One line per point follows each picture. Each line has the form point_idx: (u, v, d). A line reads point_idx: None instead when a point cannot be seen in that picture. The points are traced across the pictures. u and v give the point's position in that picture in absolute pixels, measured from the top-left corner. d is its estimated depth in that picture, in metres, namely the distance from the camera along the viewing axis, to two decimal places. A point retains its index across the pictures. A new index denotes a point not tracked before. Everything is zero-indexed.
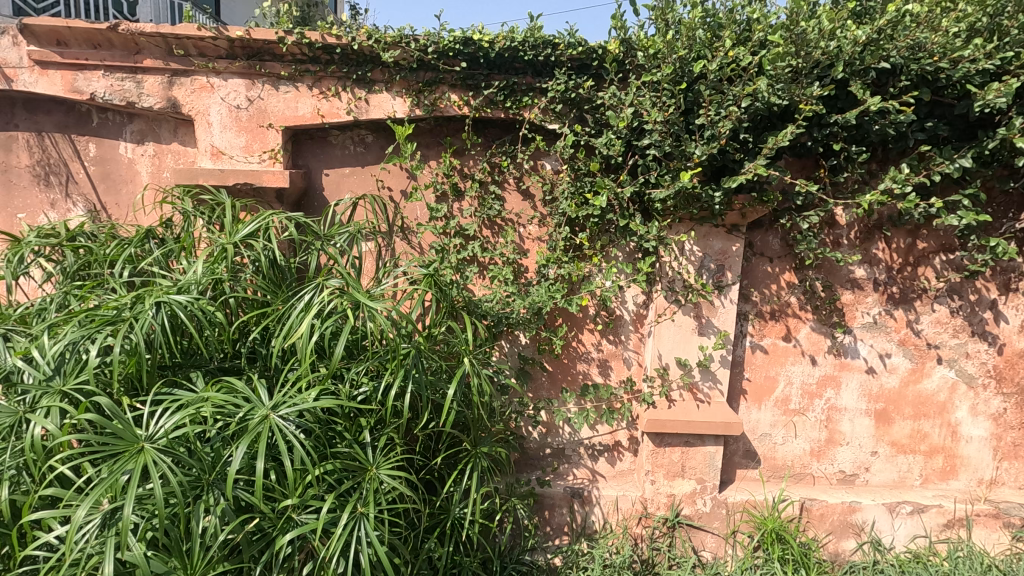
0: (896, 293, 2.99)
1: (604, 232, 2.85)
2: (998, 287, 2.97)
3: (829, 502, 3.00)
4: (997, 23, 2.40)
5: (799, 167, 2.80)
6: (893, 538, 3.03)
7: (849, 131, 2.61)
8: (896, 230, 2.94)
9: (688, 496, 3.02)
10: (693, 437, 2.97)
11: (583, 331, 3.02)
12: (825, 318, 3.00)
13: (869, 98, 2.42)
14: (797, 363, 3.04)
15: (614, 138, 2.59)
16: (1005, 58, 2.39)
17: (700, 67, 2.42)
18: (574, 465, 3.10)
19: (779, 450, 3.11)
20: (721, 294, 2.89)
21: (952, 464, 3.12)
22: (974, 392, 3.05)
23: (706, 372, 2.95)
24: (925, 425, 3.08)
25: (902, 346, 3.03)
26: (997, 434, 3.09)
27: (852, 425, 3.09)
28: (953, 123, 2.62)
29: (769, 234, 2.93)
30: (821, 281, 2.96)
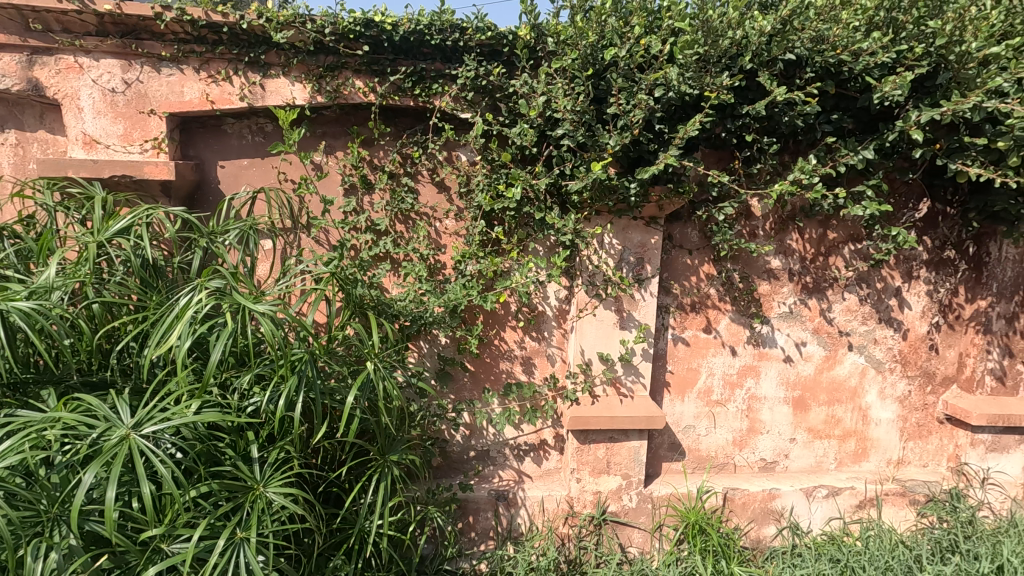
0: (810, 283, 3.06)
1: (522, 226, 2.76)
2: (902, 275, 3.09)
3: (750, 491, 3.03)
4: (893, 17, 2.46)
5: (715, 159, 2.80)
6: (810, 521, 3.10)
7: (760, 122, 2.63)
8: (808, 221, 3.00)
9: (614, 492, 2.97)
10: (618, 432, 2.92)
11: (504, 329, 2.92)
12: (743, 309, 3.03)
13: (776, 88, 2.44)
14: (718, 354, 3.05)
15: (527, 127, 2.52)
16: (900, 52, 2.45)
17: (611, 54, 2.37)
18: (499, 466, 3.02)
19: (703, 441, 3.13)
20: (641, 287, 2.85)
21: (863, 447, 3.22)
22: (882, 376, 3.16)
23: (629, 367, 2.91)
24: (839, 410, 3.17)
25: (816, 335, 3.09)
26: (903, 416, 3.22)
27: (771, 413, 3.14)
28: (857, 116, 2.68)
29: (687, 226, 2.92)
30: (738, 272, 2.98)
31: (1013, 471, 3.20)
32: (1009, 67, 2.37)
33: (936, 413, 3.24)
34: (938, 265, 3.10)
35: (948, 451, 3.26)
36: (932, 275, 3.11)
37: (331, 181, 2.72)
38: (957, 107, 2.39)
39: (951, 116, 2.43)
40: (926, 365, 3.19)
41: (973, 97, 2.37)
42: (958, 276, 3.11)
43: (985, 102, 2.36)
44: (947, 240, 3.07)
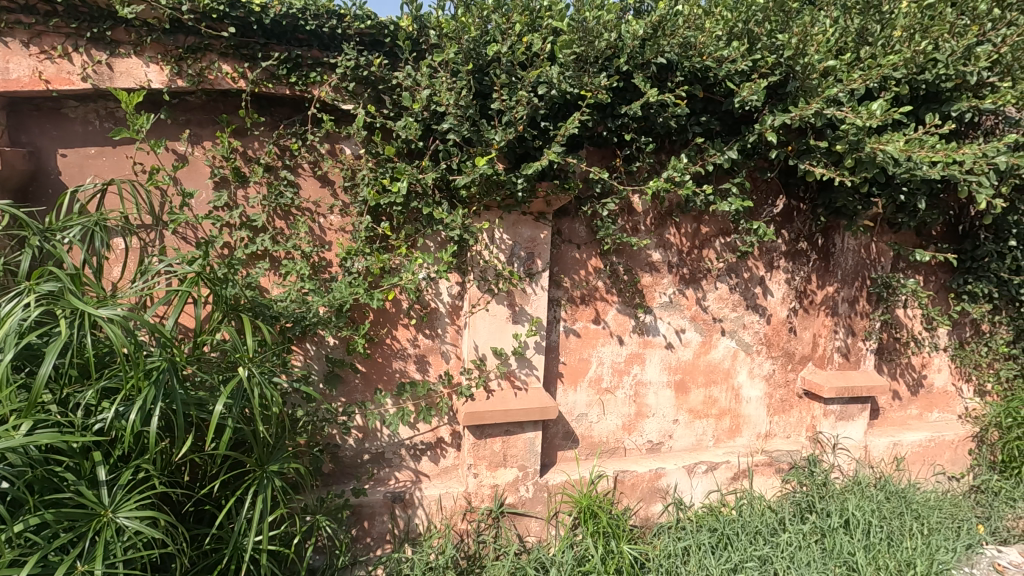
0: (687, 274, 3.28)
1: (411, 221, 2.71)
2: (764, 265, 3.40)
3: (638, 471, 3.19)
4: (749, 29, 2.68)
5: (598, 157, 2.94)
6: (692, 496, 3.33)
7: (638, 123, 2.78)
8: (684, 216, 3.21)
9: (510, 484, 3.00)
10: (513, 425, 2.95)
11: (396, 327, 2.85)
12: (628, 300, 3.18)
13: (649, 90, 2.58)
14: (607, 343, 3.19)
15: (411, 121, 2.46)
16: (756, 61, 2.68)
17: (493, 50, 2.39)
18: (395, 468, 2.95)
19: (595, 428, 3.25)
20: (532, 281, 2.90)
21: (736, 423, 3.52)
22: (751, 358, 3.47)
23: (522, 360, 2.94)
24: (715, 391, 3.44)
25: (693, 322, 3.33)
26: (769, 393, 3.55)
27: (656, 397, 3.33)
28: (723, 119, 2.91)
29: (575, 221, 3.02)
30: (622, 265, 3.13)
31: (858, 436, 3.63)
32: (843, 79, 2.67)
33: (796, 388, 3.61)
34: (794, 256, 3.45)
35: (807, 422, 3.64)
36: (790, 265, 3.45)
37: (198, 172, 2.51)
38: (803, 113, 2.65)
39: (798, 121, 2.69)
40: (786, 346, 3.53)
41: (815, 104, 2.63)
42: (811, 265, 3.48)
43: (825, 109, 2.62)
44: (801, 233, 3.42)
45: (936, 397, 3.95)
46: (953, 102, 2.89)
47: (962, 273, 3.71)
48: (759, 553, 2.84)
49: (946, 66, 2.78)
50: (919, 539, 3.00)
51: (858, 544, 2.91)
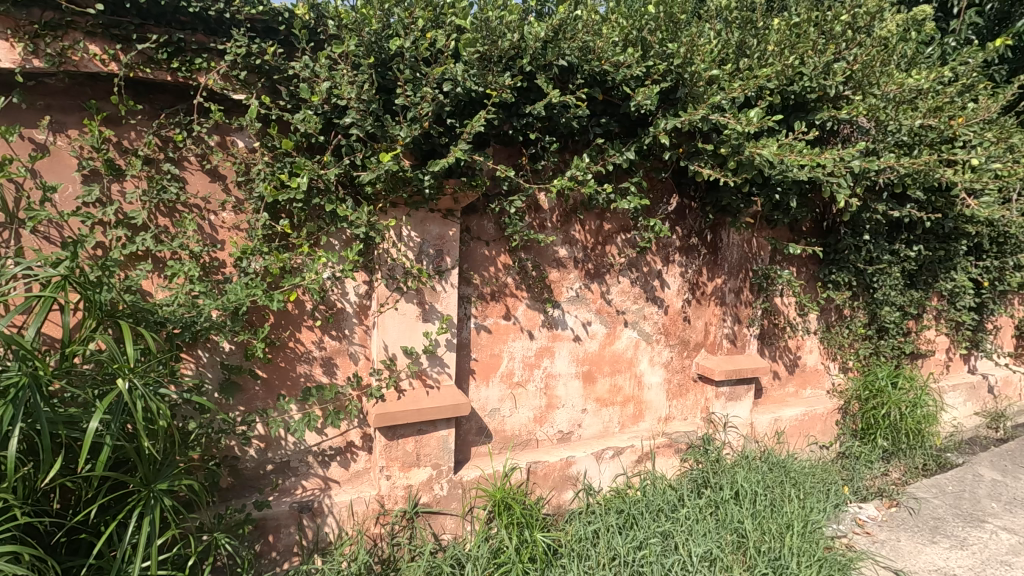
0: (592, 269, 3.42)
1: (313, 219, 2.60)
2: (661, 259, 3.63)
3: (550, 461, 3.29)
4: (643, 37, 2.84)
5: (505, 155, 3.01)
6: (601, 480, 3.49)
7: (542, 122, 2.87)
8: (588, 214, 3.35)
9: (424, 484, 2.98)
10: (425, 423, 2.93)
11: (300, 329, 2.73)
12: (537, 295, 3.27)
13: (552, 90, 2.66)
14: (518, 338, 3.26)
15: (311, 114, 2.37)
16: (649, 67, 2.85)
17: (395, 44, 2.35)
18: (302, 476, 2.82)
19: (507, 422, 3.32)
20: (442, 278, 2.89)
21: (640, 409, 3.73)
22: (651, 347, 3.69)
23: (433, 358, 2.93)
24: (620, 379, 3.62)
25: (599, 315, 3.48)
26: (668, 378, 3.80)
27: (565, 388, 3.45)
28: (621, 121, 3.07)
29: (483, 218, 3.06)
30: (530, 261, 3.21)
31: (744, 414, 3.98)
32: (726, 88, 2.91)
33: (691, 373, 3.89)
34: (687, 251, 3.71)
35: (702, 404, 3.93)
36: (684, 259, 3.71)
37: (62, 164, 2.25)
38: (691, 118, 2.86)
39: (688, 125, 2.90)
40: (682, 335, 3.80)
41: (702, 110, 2.85)
42: (702, 259, 3.76)
43: (710, 115, 2.84)
44: (692, 230, 3.69)
45: (809, 375, 4.41)
46: (816, 111, 3.24)
47: (827, 264, 4.17)
48: (661, 529, 3.00)
49: (811, 79, 3.11)
50: (796, 502, 3.33)
51: (745, 511, 3.17)
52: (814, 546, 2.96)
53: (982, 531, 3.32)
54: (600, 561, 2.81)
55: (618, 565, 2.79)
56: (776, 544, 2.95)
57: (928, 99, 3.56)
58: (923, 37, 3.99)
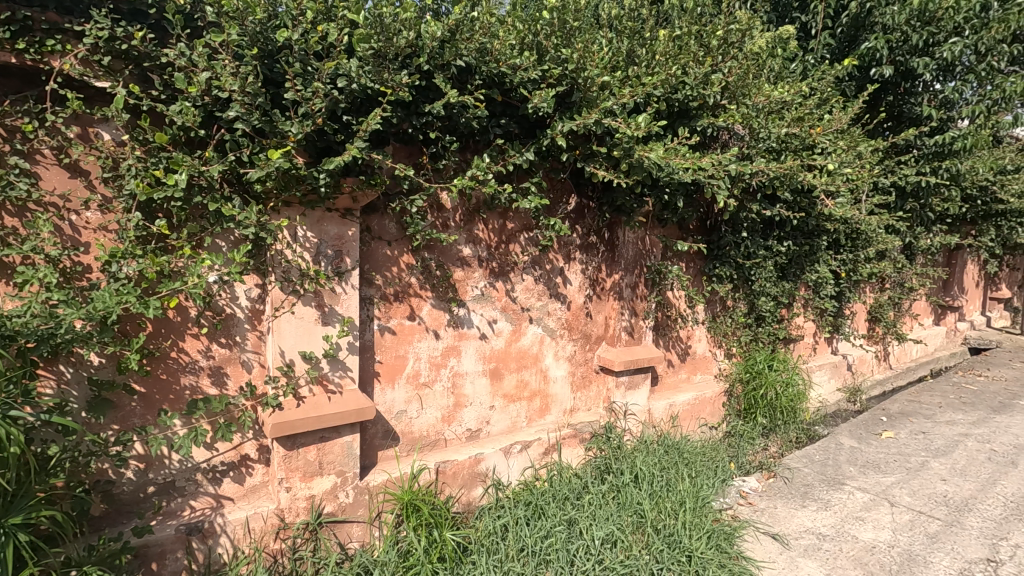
0: (496, 268, 3.47)
1: (195, 219, 2.42)
2: (563, 257, 3.76)
3: (458, 459, 3.30)
4: (539, 41, 2.93)
5: (405, 154, 2.98)
6: (509, 475, 3.55)
7: (441, 121, 2.87)
8: (491, 213, 3.39)
9: (328, 493, 2.87)
10: (328, 430, 2.83)
11: (184, 338, 2.54)
12: (442, 295, 3.27)
13: (450, 90, 2.68)
14: (423, 339, 3.24)
15: (189, 106, 2.21)
16: (545, 71, 2.94)
17: (283, 36, 2.25)
18: (190, 496, 2.62)
19: (415, 423, 3.29)
20: (342, 280, 2.81)
21: (546, 403, 3.84)
22: (555, 342, 3.81)
23: (335, 362, 2.83)
24: (526, 375, 3.71)
25: (504, 312, 3.54)
26: (572, 371, 3.94)
27: (473, 386, 3.47)
28: (519, 122, 3.14)
29: (384, 218, 3.00)
30: (434, 261, 3.20)
31: (642, 402, 4.22)
32: (616, 93, 3.07)
33: (593, 366, 4.06)
34: (587, 248, 3.87)
35: (603, 395, 4.11)
36: (584, 256, 3.86)
37: None
38: (585, 121, 2.99)
39: (583, 128, 3.03)
40: (584, 329, 3.96)
41: (595, 114, 2.99)
42: (601, 256, 3.94)
43: (602, 119, 2.99)
44: (591, 228, 3.86)
45: (699, 362, 4.75)
46: (698, 118, 3.51)
47: (712, 259, 4.54)
48: (567, 517, 3.12)
49: (692, 88, 3.36)
50: (688, 481, 3.58)
51: (644, 493, 3.36)
52: (704, 519, 3.20)
53: (842, 492, 3.76)
54: (509, 553, 2.87)
55: (527, 556, 2.86)
56: (670, 521, 3.15)
57: (793, 110, 3.97)
58: (788, 54, 4.46)
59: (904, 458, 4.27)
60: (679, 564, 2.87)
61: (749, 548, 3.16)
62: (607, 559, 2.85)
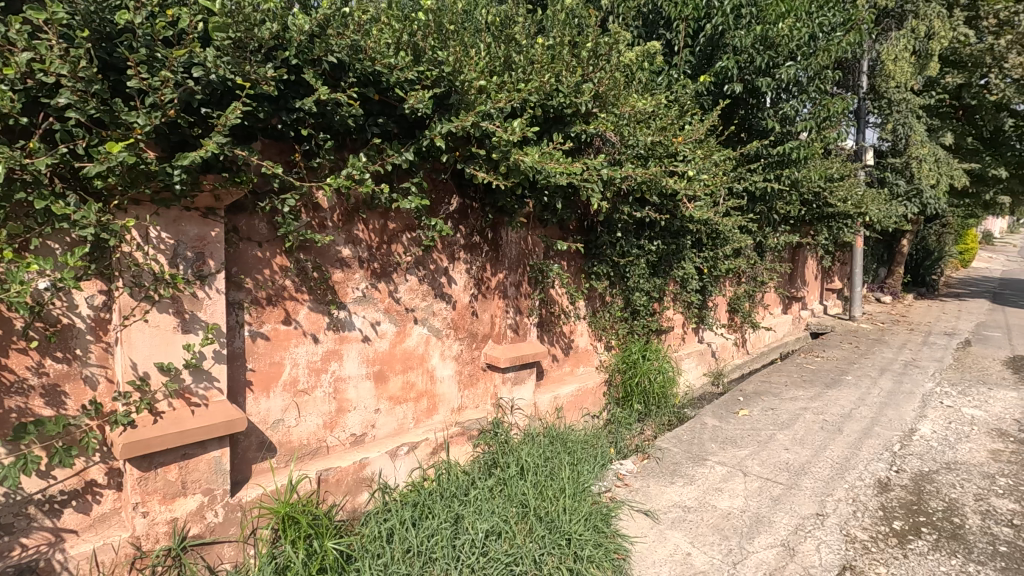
0: (378, 268, 3.41)
1: (18, 218, 2.14)
2: (447, 257, 3.79)
3: (342, 466, 3.21)
4: (415, 42, 2.93)
5: (276, 150, 2.85)
6: (396, 478, 3.52)
7: (314, 118, 2.78)
8: (371, 213, 3.33)
9: (193, 514, 2.66)
10: (192, 446, 2.62)
11: (8, 354, 2.24)
12: (320, 297, 3.16)
13: (320, 86, 2.60)
14: (301, 343, 3.11)
15: (5, 89, 1.95)
16: (421, 72, 2.96)
17: (123, 17, 2.05)
18: (21, 532, 2.32)
19: (294, 432, 3.15)
20: (205, 284, 2.61)
21: (433, 403, 3.84)
22: (441, 341, 3.83)
23: (198, 373, 2.63)
24: (412, 376, 3.69)
25: (387, 314, 3.49)
26: (459, 370, 3.98)
27: (356, 390, 3.39)
28: (398, 122, 3.13)
29: (253, 217, 2.85)
30: (310, 262, 3.09)
31: (528, 396, 4.37)
32: (493, 97, 3.15)
33: (480, 364, 4.13)
34: (471, 248, 3.93)
35: (491, 391, 4.20)
36: (468, 256, 3.92)
37: None
38: (463, 123, 3.04)
39: (461, 130, 3.08)
40: (470, 327, 4.01)
41: (472, 117, 3.05)
42: (485, 256, 4.02)
43: (479, 122, 3.06)
44: (475, 228, 3.92)
45: (581, 355, 5.00)
46: (571, 125, 3.71)
47: (590, 258, 4.81)
48: (454, 513, 3.15)
49: (566, 96, 3.55)
50: (569, 468, 3.77)
51: (528, 483, 3.49)
52: (582, 502, 3.39)
53: (704, 467, 4.17)
54: (394, 556, 2.84)
55: (412, 557, 2.86)
56: (552, 507, 3.30)
57: (657, 120, 4.32)
58: (655, 68, 4.84)
59: (756, 432, 4.82)
60: (559, 547, 3.01)
61: (624, 526, 3.41)
62: (492, 550, 2.93)
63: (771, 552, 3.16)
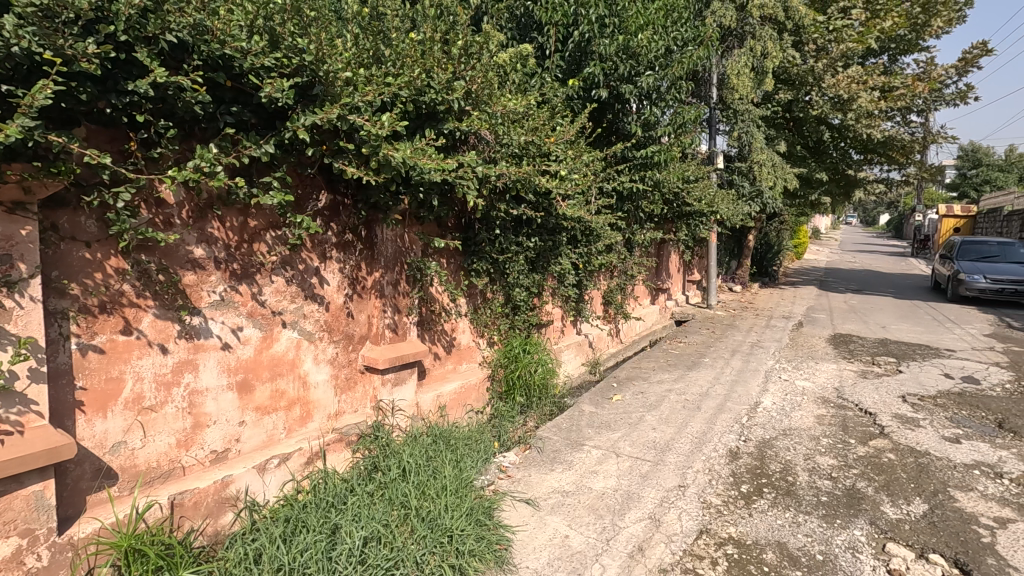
0: (238, 270, 3.15)
1: None
2: (318, 256, 3.60)
3: (200, 487, 2.93)
4: (271, 26, 2.74)
5: (106, 138, 2.52)
6: (266, 493, 3.28)
7: (152, 103, 2.50)
8: (227, 209, 3.07)
9: (7, 560, 2.28)
10: (2, 482, 2.23)
11: None
12: (168, 303, 2.84)
13: (157, 67, 2.34)
14: (145, 355, 2.78)
15: None
16: (279, 59, 2.77)
17: None
18: None
19: (139, 455, 2.81)
20: (14, 292, 2.24)
21: (307, 410, 3.63)
22: (314, 345, 3.63)
23: (8, 397, 2.25)
24: (281, 383, 3.45)
25: (251, 318, 3.24)
26: (335, 374, 3.80)
27: (216, 403, 3.10)
28: (256, 112, 2.92)
29: (79, 214, 2.50)
30: (154, 264, 2.77)
31: (409, 396, 4.29)
32: (360, 90, 3.05)
33: (357, 366, 3.97)
34: (344, 247, 3.77)
35: (370, 394, 4.06)
36: (341, 255, 3.76)
37: None
38: (327, 115, 2.89)
39: (326, 123, 2.92)
40: (345, 329, 3.85)
41: (337, 109, 2.92)
42: (360, 255, 3.88)
43: (345, 115, 2.94)
44: (348, 226, 3.77)
45: (464, 352, 5.01)
46: (444, 121, 3.69)
47: (469, 254, 4.84)
48: (330, 524, 3.01)
49: (437, 92, 3.51)
50: (452, 465, 3.76)
51: (410, 484, 3.43)
52: (464, 498, 3.39)
53: (581, 452, 4.39)
54: None
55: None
56: (434, 506, 3.26)
57: (530, 120, 4.45)
58: (527, 69, 4.99)
59: (628, 415, 5.18)
60: (441, 545, 3.00)
61: (506, 516, 3.48)
62: (370, 556, 2.83)
63: (640, 525, 3.41)
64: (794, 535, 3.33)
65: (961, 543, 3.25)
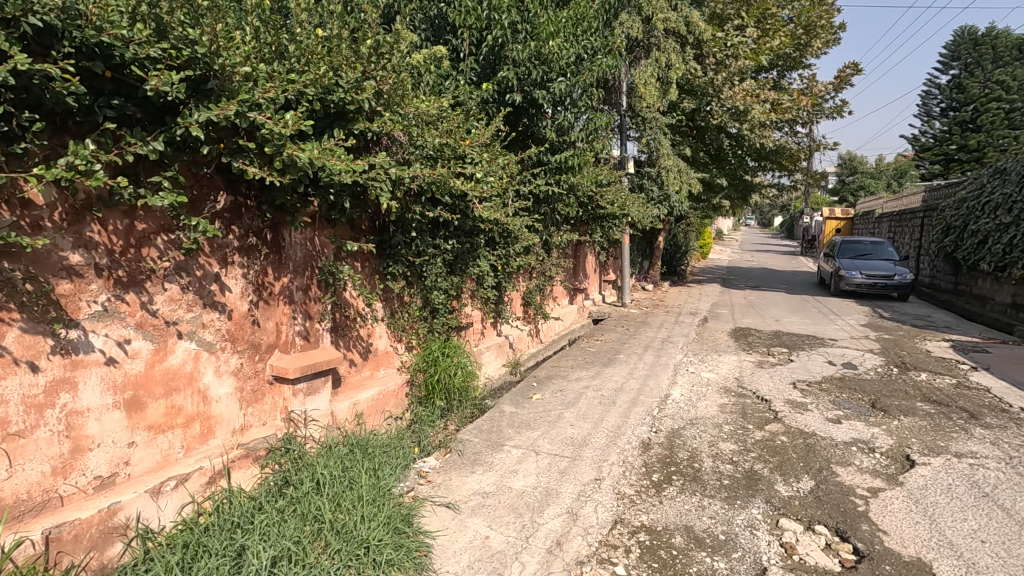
0: (123, 277, 2.89)
1: None
2: (217, 262, 3.37)
3: (81, 518, 2.65)
4: (157, 14, 2.54)
5: None
6: (161, 519, 3.03)
7: (14, 93, 2.24)
8: (110, 211, 2.81)
9: None
10: None
11: None
12: (38, 316, 2.56)
13: (19, 53, 2.10)
14: (10, 375, 2.48)
15: None
16: (167, 50, 2.57)
17: None
18: None
19: (4, 487, 2.50)
20: None
21: (208, 426, 3.39)
22: (214, 356, 3.39)
23: None
24: (178, 399, 3.19)
25: (140, 330, 2.97)
26: (239, 386, 3.58)
27: (99, 424, 2.82)
28: (142, 106, 2.69)
29: None
30: (20, 273, 2.48)
31: (323, 406, 4.13)
32: (261, 86, 2.89)
33: (265, 377, 3.76)
34: (248, 251, 3.56)
35: (280, 406, 3.86)
36: (244, 259, 3.54)
37: None
38: (224, 112, 2.72)
39: (222, 119, 2.74)
40: (251, 338, 3.63)
41: (235, 106, 2.75)
42: (265, 259, 3.68)
43: (245, 112, 2.78)
44: (251, 228, 3.57)
45: (381, 357, 4.89)
46: (354, 121, 3.59)
47: (385, 258, 4.74)
48: (235, 545, 2.83)
49: (346, 91, 3.41)
50: (369, 474, 3.65)
51: (324, 497, 3.30)
52: (382, 507, 3.31)
53: (502, 452, 4.43)
54: None
55: None
56: (350, 517, 3.16)
57: (444, 122, 4.43)
58: (440, 71, 4.97)
59: (548, 413, 5.29)
60: (357, 558, 2.91)
61: (426, 522, 3.45)
62: None
63: (558, 520, 3.49)
64: (700, 518, 3.55)
65: (841, 513, 3.61)
